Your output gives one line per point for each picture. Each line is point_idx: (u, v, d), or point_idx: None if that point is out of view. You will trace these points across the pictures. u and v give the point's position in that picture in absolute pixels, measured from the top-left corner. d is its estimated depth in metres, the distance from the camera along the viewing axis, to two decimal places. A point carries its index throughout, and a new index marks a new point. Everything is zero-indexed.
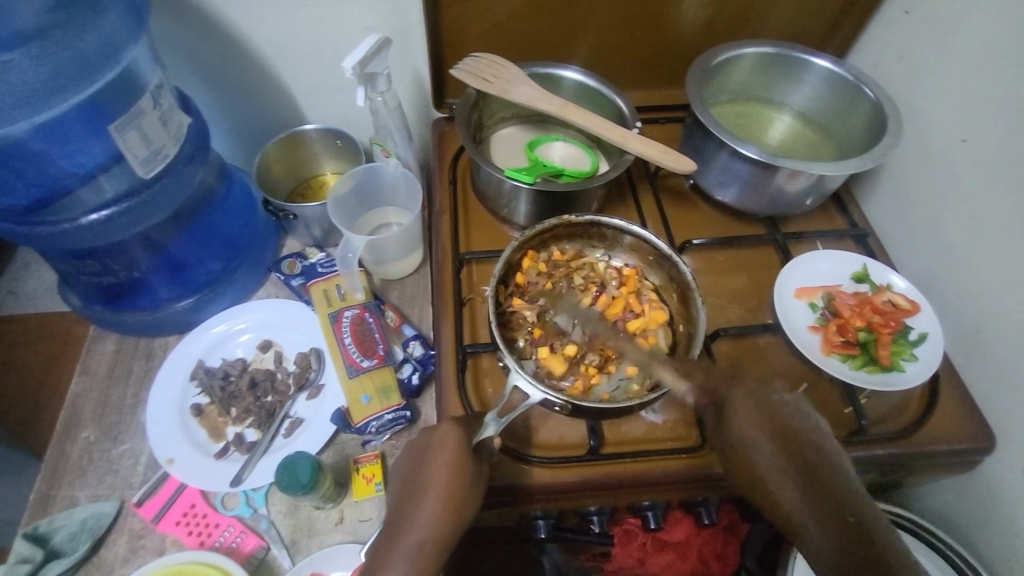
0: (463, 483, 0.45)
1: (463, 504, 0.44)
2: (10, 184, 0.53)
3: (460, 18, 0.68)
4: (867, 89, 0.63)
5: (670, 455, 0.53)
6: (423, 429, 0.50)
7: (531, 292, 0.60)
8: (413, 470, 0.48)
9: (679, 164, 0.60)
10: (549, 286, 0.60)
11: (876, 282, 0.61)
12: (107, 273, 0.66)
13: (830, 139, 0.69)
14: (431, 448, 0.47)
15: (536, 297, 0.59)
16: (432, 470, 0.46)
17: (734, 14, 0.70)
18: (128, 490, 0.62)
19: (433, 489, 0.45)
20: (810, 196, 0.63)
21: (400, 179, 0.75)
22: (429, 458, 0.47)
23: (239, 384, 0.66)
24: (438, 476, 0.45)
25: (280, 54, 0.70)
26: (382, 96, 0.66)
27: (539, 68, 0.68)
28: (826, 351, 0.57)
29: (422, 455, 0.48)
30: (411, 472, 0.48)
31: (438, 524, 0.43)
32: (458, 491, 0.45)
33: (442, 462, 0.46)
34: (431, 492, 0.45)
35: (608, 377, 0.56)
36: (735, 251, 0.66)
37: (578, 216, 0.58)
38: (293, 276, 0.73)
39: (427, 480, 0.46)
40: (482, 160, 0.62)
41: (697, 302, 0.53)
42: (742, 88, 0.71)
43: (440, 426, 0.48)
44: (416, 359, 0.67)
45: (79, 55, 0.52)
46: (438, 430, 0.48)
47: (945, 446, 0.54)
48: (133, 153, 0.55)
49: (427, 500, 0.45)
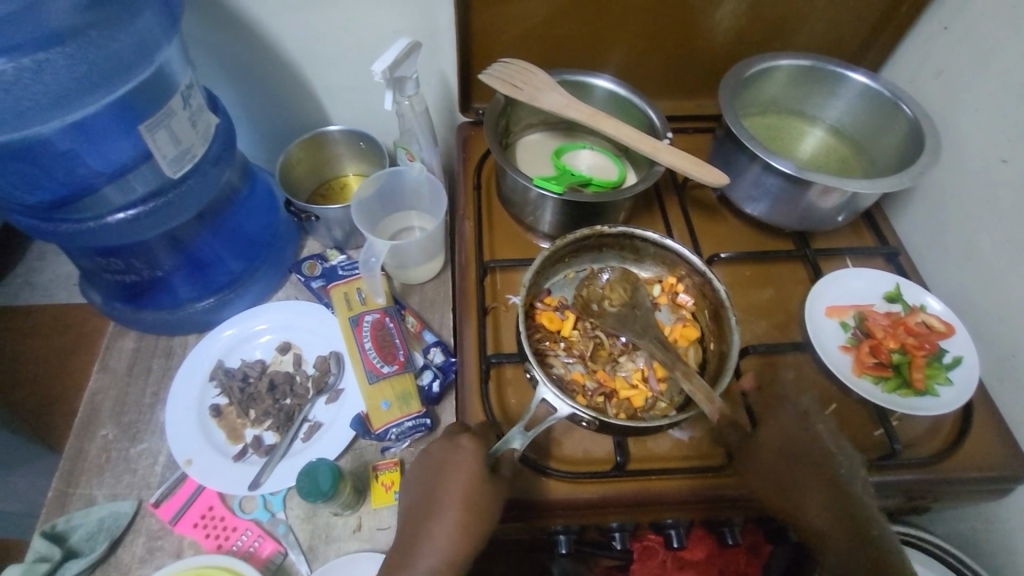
0: (484, 495, 0.46)
1: (483, 516, 0.46)
2: (38, 182, 0.52)
3: (491, 22, 0.67)
4: (904, 106, 0.62)
5: (694, 473, 0.52)
6: (445, 432, 0.51)
7: (576, 327, 0.58)
8: (428, 484, 0.48)
9: (710, 176, 0.60)
10: (585, 327, 0.58)
11: (909, 303, 0.60)
12: (130, 271, 0.65)
13: (863, 155, 0.68)
14: (450, 464, 0.48)
15: (582, 334, 0.58)
16: (449, 484, 0.47)
17: (768, 24, 0.69)
18: (145, 490, 0.61)
19: (454, 505, 0.46)
20: (842, 212, 0.62)
21: (423, 184, 0.74)
22: (446, 477, 0.47)
23: (258, 386, 0.66)
24: (458, 493, 0.46)
25: (307, 56, 0.70)
26: (409, 100, 0.66)
27: (570, 76, 0.67)
28: (857, 373, 0.56)
29: (440, 470, 0.48)
30: (425, 487, 0.48)
31: (460, 538, 0.45)
32: (479, 505, 0.46)
33: (463, 477, 0.46)
34: (452, 507, 0.46)
35: (647, 410, 0.53)
36: (761, 265, 0.66)
37: (611, 228, 0.57)
38: (313, 278, 0.73)
39: (448, 498, 0.46)
40: (509, 167, 0.62)
41: (731, 320, 0.52)
42: (775, 102, 0.69)
43: (460, 442, 0.48)
44: (437, 365, 0.66)
45: (113, 53, 0.51)
46: (457, 447, 0.48)
47: (976, 474, 0.52)
48: (162, 153, 0.55)
49: (446, 517, 0.46)
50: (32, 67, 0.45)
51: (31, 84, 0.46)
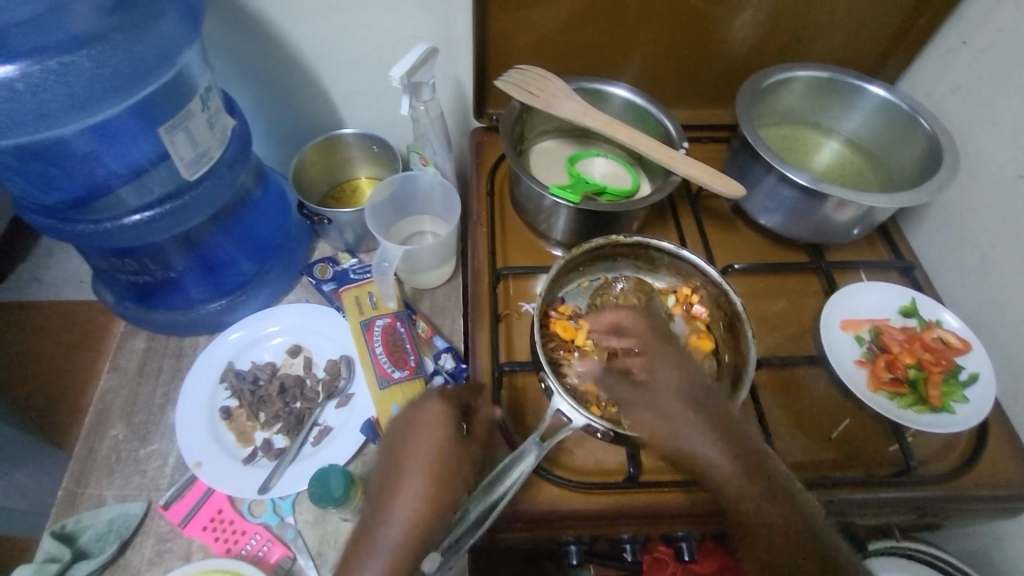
0: (448, 465, 0.45)
1: (447, 489, 0.44)
2: (55, 182, 0.52)
3: (508, 29, 0.67)
4: (923, 120, 0.62)
5: (676, 487, 0.51)
6: (404, 410, 0.50)
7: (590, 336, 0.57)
8: (393, 450, 0.47)
9: (726, 188, 0.60)
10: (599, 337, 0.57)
11: (925, 318, 0.60)
12: (143, 272, 0.65)
13: (880, 168, 0.68)
14: (417, 425, 0.48)
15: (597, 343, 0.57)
16: (413, 450, 0.46)
17: (786, 35, 0.69)
18: (155, 491, 0.61)
19: (419, 468, 0.45)
20: (857, 225, 0.62)
21: (436, 188, 0.74)
22: (412, 436, 0.47)
23: (269, 389, 0.66)
24: (424, 453, 0.46)
25: (323, 59, 0.70)
26: (425, 105, 0.66)
27: (586, 84, 0.67)
28: (873, 388, 0.55)
29: (399, 445, 0.47)
30: (390, 454, 0.47)
31: (422, 513, 0.43)
32: (446, 467, 0.45)
33: (430, 440, 0.46)
34: (419, 470, 0.45)
35: None
36: (775, 276, 0.65)
37: (627, 238, 0.58)
38: (324, 281, 0.74)
39: (414, 458, 0.46)
40: (524, 174, 0.61)
41: (749, 335, 0.52)
42: (791, 112, 0.69)
43: (426, 405, 0.49)
44: (447, 371, 0.66)
45: (136, 57, 0.50)
46: (425, 409, 0.49)
47: (992, 492, 0.52)
48: (180, 155, 0.54)
49: (411, 481, 0.44)
50: (58, 69, 0.45)
51: (55, 86, 0.46)
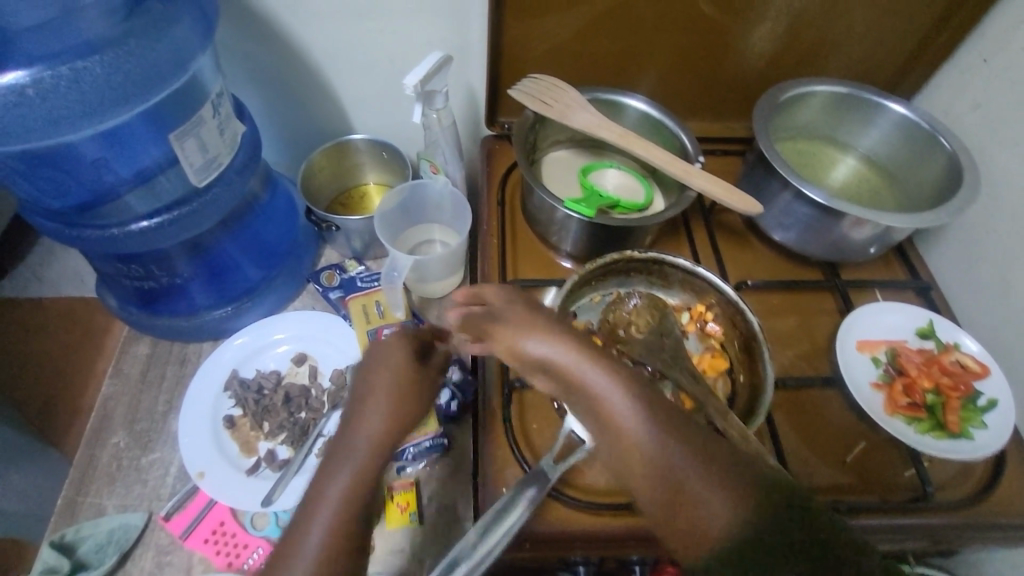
0: (413, 384, 0.42)
1: (411, 408, 0.41)
2: (65, 187, 0.52)
3: (522, 39, 0.66)
4: (942, 139, 0.61)
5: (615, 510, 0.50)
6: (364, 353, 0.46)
7: None
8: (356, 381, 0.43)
9: (742, 203, 0.59)
10: None
11: (943, 340, 0.59)
12: (148, 278, 0.64)
13: (897, 185, 0.67)
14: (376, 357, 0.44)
15: None
16: (376, 375, 0.42)
17: (803, 49, 0.68)
18: (156, 501, 0.60)
19: (381, 389, 0.41)
20: (873, 244, 0.61)
21: (446, 197, 0.73)
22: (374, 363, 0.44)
23: (273, 398, 0.65)
24: (387, 374, 0.42)
25: (334, 64, 0.69)
26: (438, 113, 0.65)
27: (601, 95, 0.66)
28: (890, 412, 0.55)
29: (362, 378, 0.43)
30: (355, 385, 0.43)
31: (391, 429, 0.39)
32: (411, 387, 0.42)
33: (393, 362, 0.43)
34: (380, 391, 0.41)
35: None
36: (789, 293, 0.65)
37: (641, 253, 0.57)
38: (332, 288, 0.72)
39: (376, 381, 0.42)
40: (537, 185, 0.61)
41: (766, 356, 0.51)
42: (808, 127, 0.68)
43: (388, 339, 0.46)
44: (455, 383, 0.64)
45: (150, 64, 0.49)
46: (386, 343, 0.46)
47: (1011, 521, 0.51)
48: (189, 161, 0.54)
49: (374, 401, 0.40)
50: (71, 75, 0.44)
51: (66, 92, 0.45)
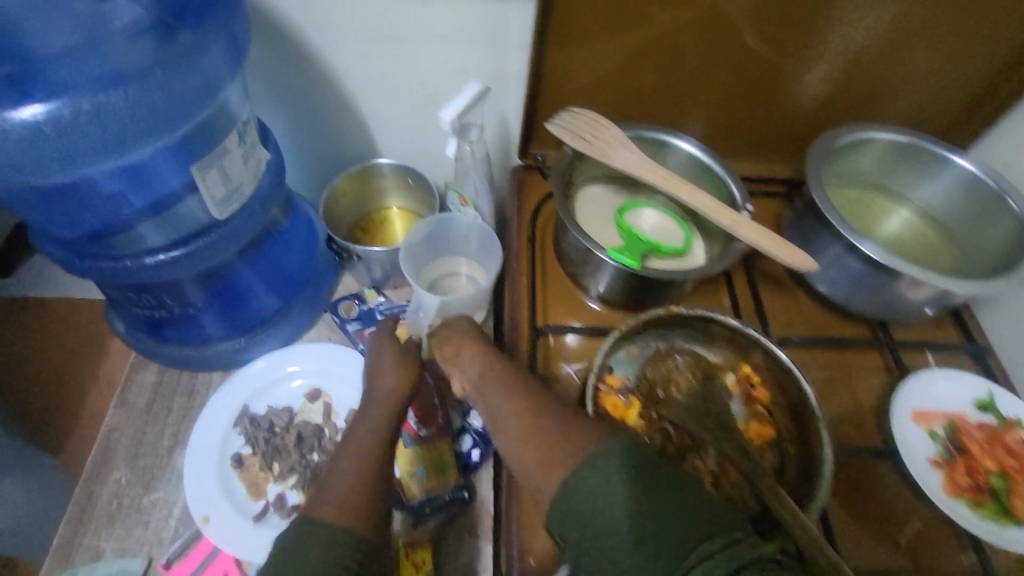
0: (410, 372, 0.55)
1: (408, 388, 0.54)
2: (77, 217, 0.50)
3: (562, 71, 0.63)
4: (1010, 200, 0.57)
5: None
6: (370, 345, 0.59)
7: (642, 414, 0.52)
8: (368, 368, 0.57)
9: (794, 258, 0.55)
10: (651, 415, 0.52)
11: (1003, 413, 0.56)
12: (160, 307, 0.62)
13: (954, 243, 0.63)
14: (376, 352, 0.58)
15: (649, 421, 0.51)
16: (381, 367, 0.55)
17: (857, 93, 0.65)
18: (156, 546, 0.57)
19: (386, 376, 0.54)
20: (930, 305, 0.57)
21: (474, 230, 0.69)
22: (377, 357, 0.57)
23: (284, 438, 0.61)
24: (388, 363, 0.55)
25: (364, 89, 0.66)
26: (471, 146, 0.62)
27: (643, 132, 0.63)
28: (951, 494, 0.51)
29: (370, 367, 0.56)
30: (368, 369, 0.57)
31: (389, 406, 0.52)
32: (409, 375, 0.54)
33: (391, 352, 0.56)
34: (385, 378, 0.54)
35: None
36: (835, 351, 0.60)
37: (689, 309, 0.54)
38: (349, 320, 0.69)
39: (379, 371, 0.55)
40: (573, 226, 0.57)
41: (823, 433, 0.48)
42: (862, 176, 0.65)
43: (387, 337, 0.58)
44: (477, 431, 0.62)
45: (176, 95, 0.46)
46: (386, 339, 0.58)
47: None
48: (211, 192, 0.51)
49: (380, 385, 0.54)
50: (92, 110, 0.42)
51: (86, 126, 0.42)
